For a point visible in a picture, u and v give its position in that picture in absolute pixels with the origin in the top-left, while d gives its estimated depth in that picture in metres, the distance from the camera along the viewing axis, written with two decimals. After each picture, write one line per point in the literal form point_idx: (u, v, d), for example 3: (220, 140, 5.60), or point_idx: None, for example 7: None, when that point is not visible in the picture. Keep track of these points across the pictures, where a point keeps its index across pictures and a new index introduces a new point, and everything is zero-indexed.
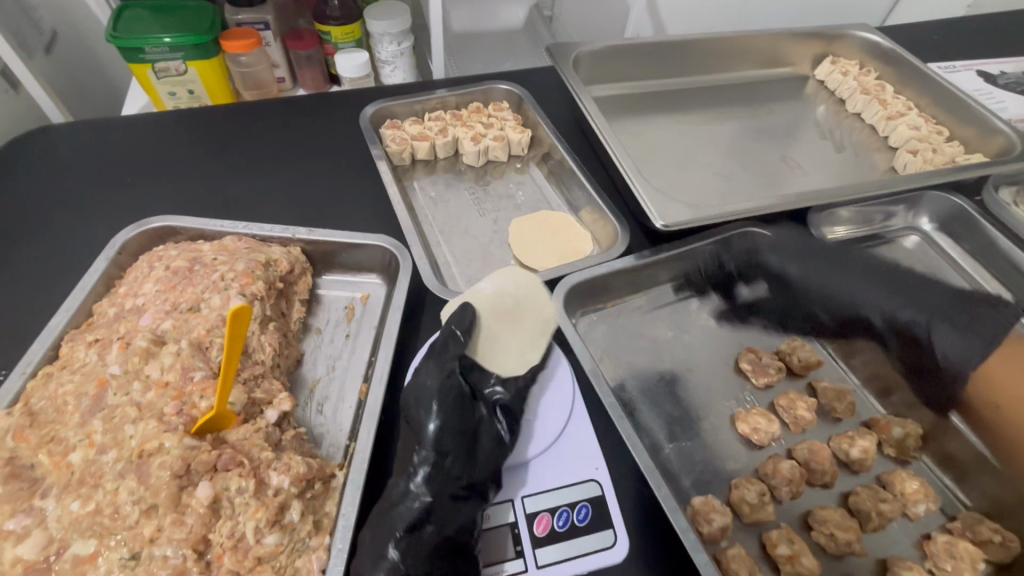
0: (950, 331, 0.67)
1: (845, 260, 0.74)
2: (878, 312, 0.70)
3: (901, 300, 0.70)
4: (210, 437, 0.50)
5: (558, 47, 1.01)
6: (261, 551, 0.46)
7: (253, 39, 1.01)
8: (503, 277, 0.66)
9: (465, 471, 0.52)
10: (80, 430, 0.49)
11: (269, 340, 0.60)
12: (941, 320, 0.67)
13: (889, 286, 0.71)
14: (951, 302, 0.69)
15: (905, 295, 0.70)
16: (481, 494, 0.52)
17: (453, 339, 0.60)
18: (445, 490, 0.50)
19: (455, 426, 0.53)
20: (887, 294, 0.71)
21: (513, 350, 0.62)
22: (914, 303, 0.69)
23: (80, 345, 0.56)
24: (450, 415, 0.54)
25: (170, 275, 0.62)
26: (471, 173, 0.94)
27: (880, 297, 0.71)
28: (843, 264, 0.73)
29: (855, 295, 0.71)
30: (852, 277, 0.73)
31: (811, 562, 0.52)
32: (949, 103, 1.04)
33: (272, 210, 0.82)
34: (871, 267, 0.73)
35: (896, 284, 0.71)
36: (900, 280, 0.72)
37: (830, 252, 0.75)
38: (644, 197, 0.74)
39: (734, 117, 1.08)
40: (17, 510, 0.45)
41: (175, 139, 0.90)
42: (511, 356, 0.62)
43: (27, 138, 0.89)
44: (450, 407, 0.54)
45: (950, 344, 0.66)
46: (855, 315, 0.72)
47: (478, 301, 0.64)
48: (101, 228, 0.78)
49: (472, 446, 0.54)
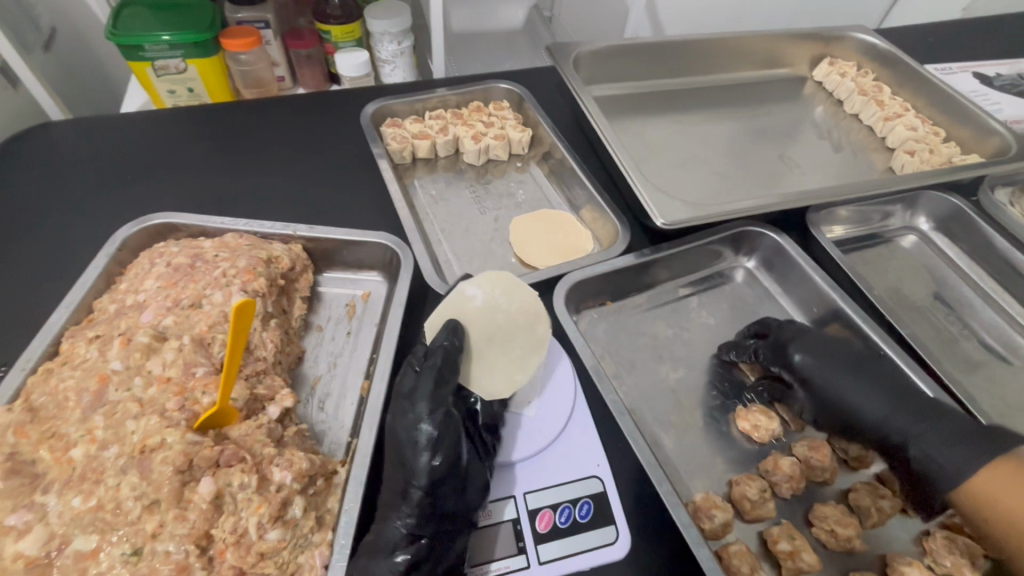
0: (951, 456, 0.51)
1: (860, 368, 0.60)
2: (878, 431, 0.57)
3: (907, 422, 0.55)
4: (212, 433, 0.50)
5: (559, 47, 1.01)
6: (263, 546, 0.46)
7: (252, 38, 1.00)
8: (491, 283, 0.60)
9: (458, 505, 0.50)
10: (81, 426, 0.49)
11: (271, 337, 0.60)
12: (942, 451, 0.52)
13: (899, 406, 0.57)
14: (967, 425, 0.53)
15: (918, 418, 0.55)
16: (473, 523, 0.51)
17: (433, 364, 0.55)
18: (439, 526, 0.49)
19: (450, 462, 0.51)
20: (894, 410, 0.57)
21: (504, 371, 0.57)
22: (924, 425, 0.54)
23: (80, 341, 0.56)
24: (447, 451, 0.51)
25: (172, 271, 0.62)
26: (471, 172, 0.94)
27: (885, 417, 0.57)
28: (855, 370, 0.60)
29: (858, 407, 0.58)
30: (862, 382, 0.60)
31: (811, 558, 0.52)
32: (945, 104, 1.05)
33: (273, 207, 0.82)
34: (887, 378, 0.59)
35: (913, 402, 0.56)
36: (919, 402, 0.56)
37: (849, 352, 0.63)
38: (642, 193, 0.75)
39: (733, 117, 1.09)
40: (17, 505, 0.45)
41: (175, 137, 0.90)
42: (501, 379, 0.57)
43: (25, 135, 0.88)
44: (446, 442, 0.51)
45: (947, 463, 0.51)
46: (863, 431, 0.58)
47: (464, 310, 0.60)
48: (101, 225, 0.78)
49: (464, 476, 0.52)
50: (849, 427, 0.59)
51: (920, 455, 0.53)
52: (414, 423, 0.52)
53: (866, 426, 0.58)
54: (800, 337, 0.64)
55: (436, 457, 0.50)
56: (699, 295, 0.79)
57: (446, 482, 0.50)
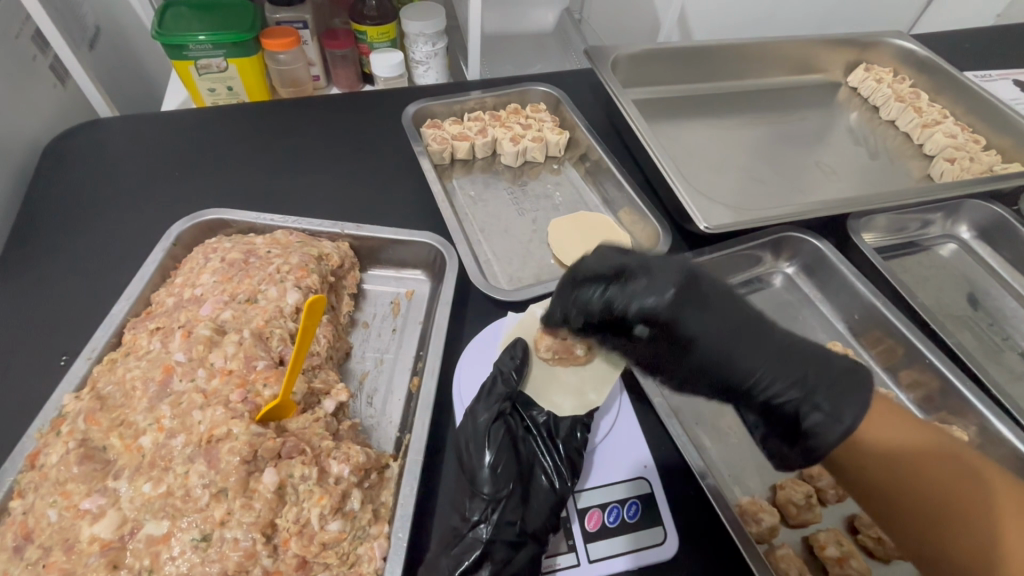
0: (842, 405, 0.45)
1: (732, 320, 0.49)
2: (773, 386, 0.48)
3: (778, 367, 0.47)
4: (273, 425, 0.51)
5: (596, 50, 1.02)
6: (325, 537, 0.47)
7: (292, 38, 1.02)
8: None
9: (517, 515, 0.51)
10: (148, 415, 0.50)
11: (324, 333, 0.61)
12: (819, 400, 0.46)
13: (780, 351, 0.48)
14: (780, 360, 0.48)
15: (817, 363, 0.48)
16: (538, 538, 0.50)
17: (502, 378, 0.59)
18: (499, 538, 0.49)
19: (508, 471, 0.53)
20: (761, 364, 0.48)
21: (571, 388, 0.63)
22: (794, 377, 0.47)
23: (142, 333, 0.58)
24: (503, 459, 0.54)
25: (227, 266, 0.64)
26: (508, 173, 0.95)
27: (767, 370, 0.48)
28: (734, 322, 0.49)
29: (733, 365, 0.49)
30: (743, 338, 0.49)
31: (860, 565, 0.52)
32: (985, 112, 1.04)
33: (316, 205, 0.83)
34: (744, 325, 0.49)
35: (781, 346, 0.48)
36: (810, 350, 0.48)
37: (733, 310, 0.50)
38: (685, 198, 0.75)
39: (768, 122, 1.08)
40: (92, 490, 0.47)
41: (219, 135, 0.92)
42: (568, 395, 0.62)
43: (76, 130, 0.90)
44: (501, 450, 0.54)
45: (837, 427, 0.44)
46: (724, 383, 0.50)
47: (534, 328, 0.67)
48: (151, 220, 0.80)
49: (526, 488, 0.53)
50: (711, 380, 0.50)
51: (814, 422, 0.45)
52: (473, 436, 0.55)
53: (753, 382, 0.48)
54: (682, 282, 0.49)
55: (492, 468, 0.53)
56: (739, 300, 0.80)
57: (502, 490, 0.52)
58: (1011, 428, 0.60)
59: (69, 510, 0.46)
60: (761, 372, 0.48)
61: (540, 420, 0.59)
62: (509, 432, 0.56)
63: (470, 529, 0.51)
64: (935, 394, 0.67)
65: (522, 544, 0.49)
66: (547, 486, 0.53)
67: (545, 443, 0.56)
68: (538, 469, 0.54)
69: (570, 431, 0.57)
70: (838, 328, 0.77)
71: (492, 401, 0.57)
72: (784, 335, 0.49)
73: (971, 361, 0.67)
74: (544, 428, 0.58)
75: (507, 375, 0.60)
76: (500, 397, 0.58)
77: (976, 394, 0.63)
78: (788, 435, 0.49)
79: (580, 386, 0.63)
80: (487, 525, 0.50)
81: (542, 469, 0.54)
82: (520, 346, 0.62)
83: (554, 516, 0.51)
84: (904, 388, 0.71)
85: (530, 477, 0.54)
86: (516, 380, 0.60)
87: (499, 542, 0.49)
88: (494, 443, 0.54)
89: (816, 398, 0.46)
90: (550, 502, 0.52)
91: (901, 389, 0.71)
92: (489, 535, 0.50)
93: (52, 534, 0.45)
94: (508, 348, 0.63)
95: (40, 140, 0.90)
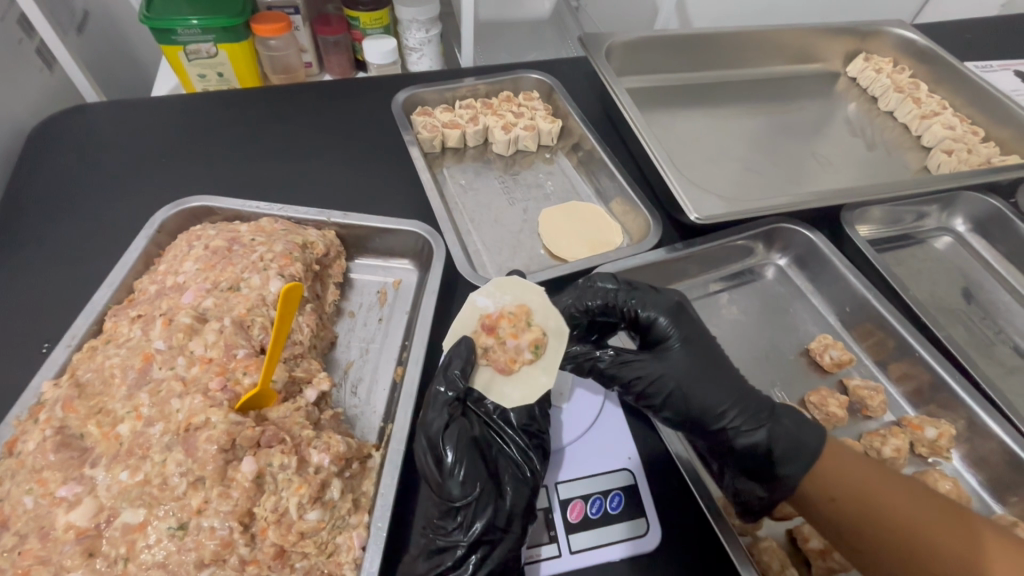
0: (795, 443, 0.52)
1: (707, 354, 0.57)
2: (739, 421, 0.54)
3: (740, 409, 0.54)
4: (253, 414, 0.51)
5: (591, 37, 1.00)
6: (303, 526, 0.47)
7: (283, 23, 1.00)
8: (500, 290, 0.61)
9: (491, 514, 0.49)
10: (127, 402, 0.50)
11: (307, 322, 0.61)
12: (781, 441, 0.52)
13: (741, 392, 0.55)
14: (753, 401, 0.55)
15: (769, 412, 0.54)
16: (516, 530, 0.49)
17: (446, 381, 0.54)
18: (477, 539, 0.48)
19: (471, 472, 0.51)
20: (736, 402, 0.54)
21: (518, 375, 0.57)
22: (755, 415, 0.54)
23: (123, 320, 0.57)
24: (465, 461, 0.51)
25: (210, 254, 0.63)
26: (500, 162, 0.94)
27: (737, 404, 0.54)
28: (714, 360, 0.57)
29: (712, 401, 0.55)
30: (718, 377, 0.56)
31: (844, 557, 0.52)
32: (985, 103, 1.02)
33: (303, 193, 0.82)
34: (715, 360, 0.57)
35: (738, 386, 0.56)
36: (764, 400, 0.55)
37: (712, 349, 0.58)
38: (679, 191, 0.73)
39: (764, 112, 1.07)
40: (68, 477, 0.46)
41: (207, 121, 0.91)
42: (518, 383, 0.57)
43: (62, 115, 0.89)
44: (463, 454, 0.51)
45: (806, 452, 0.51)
46: (697, 416, 0.55)
47: (474, 322, 0.60)
48: (138, 206, 0.79)
49: (495, 484, 0.51)
50: (689, 413, 0.56)
51: (786, 453, 0.51)
52: (426, 441, 0.52)
53: (723, 415, 0.54)
54: (674, 310, 0.59)
55: (457, 471, 0.50)
56: (730, 292, 0.79)
57: (472, 492, 0.50)
58: (999, 421, 0.60)
59: (44, 498, 0.45)
60: (734, 409, 0.54)
61: (495, 415, 0.57)
62: (465, 432, 0.53)
63: (444, 535, 0.49)
64: (924, 387, 0.66)
65: (499, 539, 0.49)
66: (518, 480, 0.52)
67: (506, 434, 0.56)
68: (503, 463, 0.54)
69: (529, 417, 0.56)
70: (829, 321, 0.76)
71: (441, 407, 0.53)
72: (743, 378, 0.57)
73: (961, 353, 0.67)
74: (501, 421, 0.57)
75: (452, 375, 0.54)
76: (448, 401, 0.54)
77: (964, 387, 0.62)
78: (752, 477, 0.53)
79: (530, 374, 0.56)
80: (462, 528, 0.49)
81: (507, 461, 0.54)
82: (466, 346, 0.56)
83: (529, 509, 0.51)
84: (893, 381, 0.70)
85: (497, 473, 0.53)
86: (462, 380, 0.54)
87: (476, 542, 0.48)
88: (454, 448, 0.51)
89: (776, 432, 0.53)
90: (523, 495, 0.51)
91: (890, 383, 0.70)
92: (466, 539, 0.48)
93: (28, 521, 0.45)
94: (454, 346, 0.57)
95: (25, 125, 0.89)
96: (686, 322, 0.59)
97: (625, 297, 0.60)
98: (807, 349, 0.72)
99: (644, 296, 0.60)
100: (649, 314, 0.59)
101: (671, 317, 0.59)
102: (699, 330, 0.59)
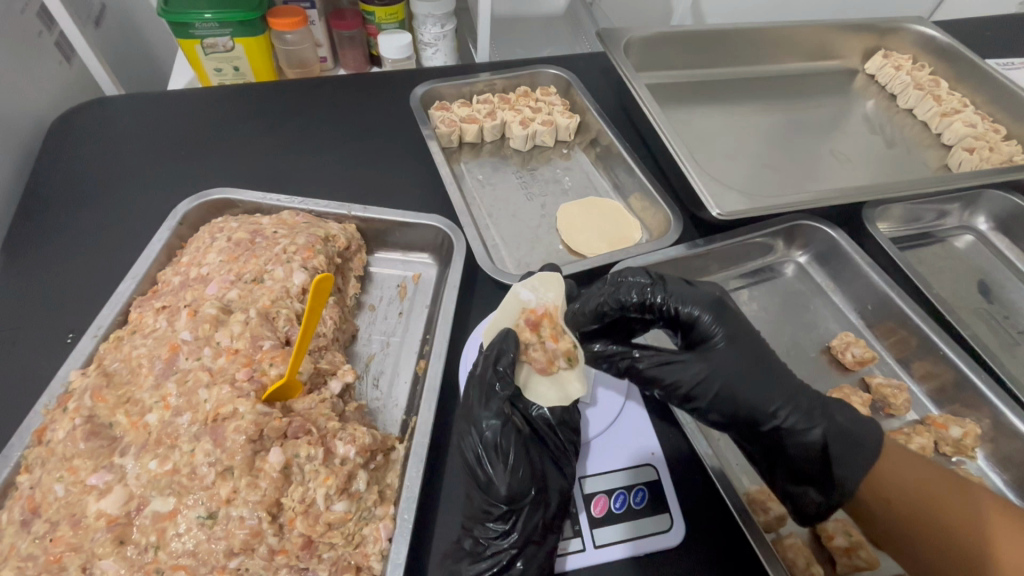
0: (849, 443, 0.51)
1: (754, 351, 0.55)
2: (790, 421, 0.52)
3: (793, 407, 0.53)
4: (279, 405, 0.51)
5: (609, 32, 0.99)
6: (330, 517, 0.47)
7: (300, 18, 1.00)
8: (545, 286, 0.61)
9: (543, 512, 0.50)
10: (155, 392, 0.50)
11: (330, 314, 0.61)
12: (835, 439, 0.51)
13: (791, 390, 0.53)
14: (804, 397, 0.53)
15: (821, 409, 0.53)
16: (553, 527, 0.50)
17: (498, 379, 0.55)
18: (529, 537, 0.48)
19: (524, 472, 0.50)
20: (787, 400, 0.53)
21: (554, 376, 0.58)
22: (808, 413, 0.53)
23: (148, 311, 0.58)
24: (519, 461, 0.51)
25: (233, 246, 0.63)
26: (517, 157, 0.94)
27: (788, 403, 0.53)
28: (760, 356, 0.55)
29: (762, 400, 0.53)
30: (768, 374, 0.54)
31: (870, 555, 0.51)
32: (1007, 100, 1.01)
33: (321, 187, 0.82)
34: (762, 356, 0.55)
35: (788, 383, 0.54)
36: (815, 395, 0.54)
37: (758, 345, 0.56)
38: (702, 186, 0.73)
39: (782, 109, 1.06)
40: (99, 466, 0.47)
41: (225, 115, 0.91)
42: (553, 384, 0.58)
43: (82, 107, 0.90)
44: (517, 453, 0.51)
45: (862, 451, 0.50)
46: (745, 415, 0.54)
47: (517, 312, 0.60)
48: (158, 199, 0.80)
49: (544, 483, 0.51)
50: (736, 413, 0.54)
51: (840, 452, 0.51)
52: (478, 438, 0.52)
53: (774, 415, 0.53)
54: (715, 306, 0.57)
55: (510, 471, 0.50)
56: (750, 288, 0.78)
57: (524, 492, 0.49)
58: None
59: (75, 486, 0.46)
60: (785, 408, 0.53)
61: (535, 414, 0.57)
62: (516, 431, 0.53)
63: (495, 535, 0.49)
64: (948, 386, 0.66)
65: (547, 536, 0.49)
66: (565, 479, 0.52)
67: (546, 432, 0.56)
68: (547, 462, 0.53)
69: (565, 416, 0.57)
70: (851, 318, 0.76)
71: (492, 405, 0.53)
72: (791, 374, 0.55)
73: (985, 352, 0.66)
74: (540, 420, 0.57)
75: (503, 370, 0.55)
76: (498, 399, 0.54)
77: (989, 385, 0.62)
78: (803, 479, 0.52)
79: (565, 377, 0.57)
80: (512, 528, 0.49)
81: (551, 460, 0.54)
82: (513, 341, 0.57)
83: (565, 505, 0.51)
84: (916, 379, 0.70)
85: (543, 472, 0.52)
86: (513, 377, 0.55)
87: (528, 541, 0.48)
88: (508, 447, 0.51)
89: (828, 429, 0.52)
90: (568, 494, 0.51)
91: (913, 381, 0.70)
92: (518, 539, 0.48)
93: (59, 509, 0.45)
94: (501, 336, 0.57)
95: (45, 116, 0.89)
96: (728, 318, 0.57)
97: (660, 295, 0.59)
98: (829, 346, 0.72)
99: (682, 293, 0.58)
100: (688, 310, 0.57)
101: (713, 314, 0.57)
102: (743, 324, 0.57)
